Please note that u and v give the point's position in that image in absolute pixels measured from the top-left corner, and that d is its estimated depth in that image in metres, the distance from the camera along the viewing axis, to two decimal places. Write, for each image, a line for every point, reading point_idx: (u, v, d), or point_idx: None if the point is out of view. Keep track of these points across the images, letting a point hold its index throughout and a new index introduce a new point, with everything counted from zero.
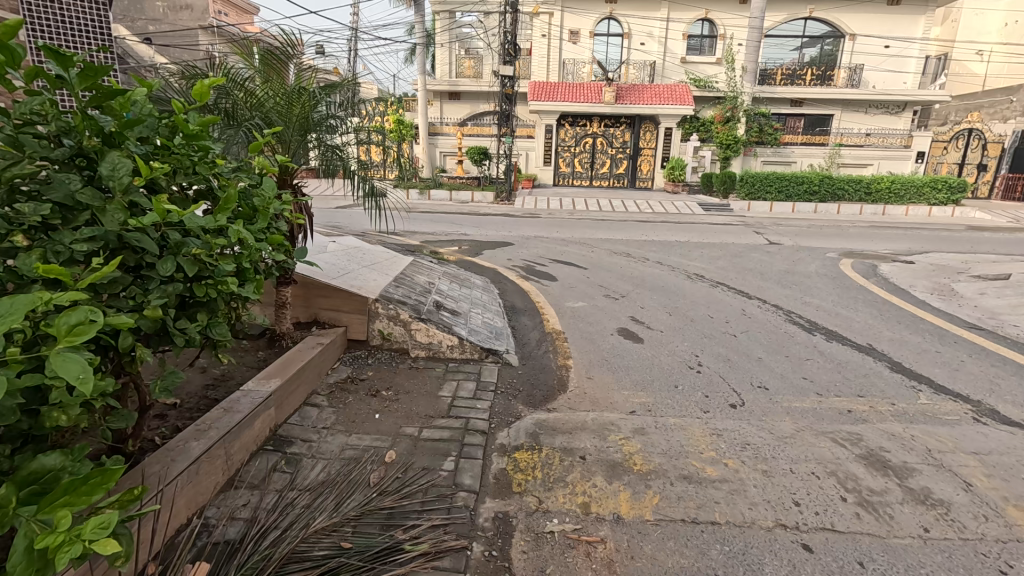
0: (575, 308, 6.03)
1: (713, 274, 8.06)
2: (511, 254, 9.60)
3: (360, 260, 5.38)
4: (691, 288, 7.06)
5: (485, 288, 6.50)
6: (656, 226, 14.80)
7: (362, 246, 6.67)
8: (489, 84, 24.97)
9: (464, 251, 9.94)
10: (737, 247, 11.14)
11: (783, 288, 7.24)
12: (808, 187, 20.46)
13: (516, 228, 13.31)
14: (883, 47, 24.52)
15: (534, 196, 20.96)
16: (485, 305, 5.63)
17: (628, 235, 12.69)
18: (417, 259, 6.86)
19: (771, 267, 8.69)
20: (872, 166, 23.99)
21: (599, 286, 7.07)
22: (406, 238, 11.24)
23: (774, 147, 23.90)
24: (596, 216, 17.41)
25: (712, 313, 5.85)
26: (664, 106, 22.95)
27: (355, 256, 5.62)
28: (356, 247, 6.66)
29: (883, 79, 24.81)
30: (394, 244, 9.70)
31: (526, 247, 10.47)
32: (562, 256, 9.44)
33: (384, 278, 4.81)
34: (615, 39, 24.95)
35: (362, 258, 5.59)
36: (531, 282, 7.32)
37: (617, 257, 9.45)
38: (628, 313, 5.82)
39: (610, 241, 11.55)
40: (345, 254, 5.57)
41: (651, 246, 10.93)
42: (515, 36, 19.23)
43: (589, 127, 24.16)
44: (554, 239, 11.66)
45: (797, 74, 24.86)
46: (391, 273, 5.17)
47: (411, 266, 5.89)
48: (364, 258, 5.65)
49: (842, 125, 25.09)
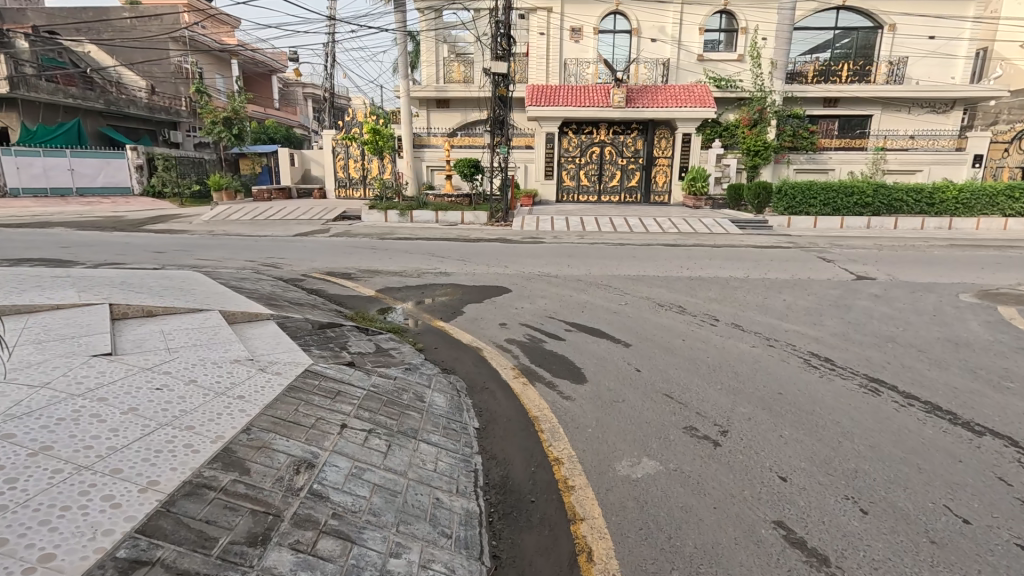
0: (638, 486, 2.78)
1: (840, 354, 4.81)
2: (505, 311, 6.38)
3: (96, 442, 2.13)
4: (835, 400, 3.81)
5: (447, 429, 3.23)
6: (693, 253, 11.74)
7: (200, 342, 3.36)
8: (478, 88, 22.23)
9: (437, 307, 6.80)
10: (827, 288, 7.91)
11: (996, 390, 4.00)
12: (859, 198, 17.28)
13: (514, 262, 10.16)
14: (928, 36, 21.56)
15: (536, 215, 17.83)
16: (431, 514, 2.35)
17: (664, 268, 9.60)
18: (314, 359, 3.58)
19: (916, 333, 5.49)
20: (921, 172, 20.92)
21: (667, 398, 3.83)
22: (360, 285, 8.07)
23: (809, 152, 20.82)
24: (613, 239, 14.29)
25: (954, 505, 2.58)
26: (682, 108, 19.97)
27: (113, 413, 2.35)
28: (186, 340, 3.40)
29: (929, 73, 21.86)
30: (333, 302, 6.54)
31: (527, 296, 7.26)
32: (582, 314, 6.23)
33: (77, 556, 1.54)
34: (622, 37, 22.23)
35: (119, 414, 2.35)
36: (538, 387, 4.08)
37: (666, 315, 6.21)
38: (765, 509, 2.55)
39: (644, 281, 8.35)
40: (85, 415, 2.30)
41: (705, 289, 7.70)
42: (509, 28, 16.25)
43: (596, 135, 21.17)
44: (566, 280, 8.48)
45: (831, 70, 21.88)
46: (160, 487, 1.88)
47: (271, 410, 2.64)
48: (136, 416, 2.35)
49: (883, 128, 22.14)
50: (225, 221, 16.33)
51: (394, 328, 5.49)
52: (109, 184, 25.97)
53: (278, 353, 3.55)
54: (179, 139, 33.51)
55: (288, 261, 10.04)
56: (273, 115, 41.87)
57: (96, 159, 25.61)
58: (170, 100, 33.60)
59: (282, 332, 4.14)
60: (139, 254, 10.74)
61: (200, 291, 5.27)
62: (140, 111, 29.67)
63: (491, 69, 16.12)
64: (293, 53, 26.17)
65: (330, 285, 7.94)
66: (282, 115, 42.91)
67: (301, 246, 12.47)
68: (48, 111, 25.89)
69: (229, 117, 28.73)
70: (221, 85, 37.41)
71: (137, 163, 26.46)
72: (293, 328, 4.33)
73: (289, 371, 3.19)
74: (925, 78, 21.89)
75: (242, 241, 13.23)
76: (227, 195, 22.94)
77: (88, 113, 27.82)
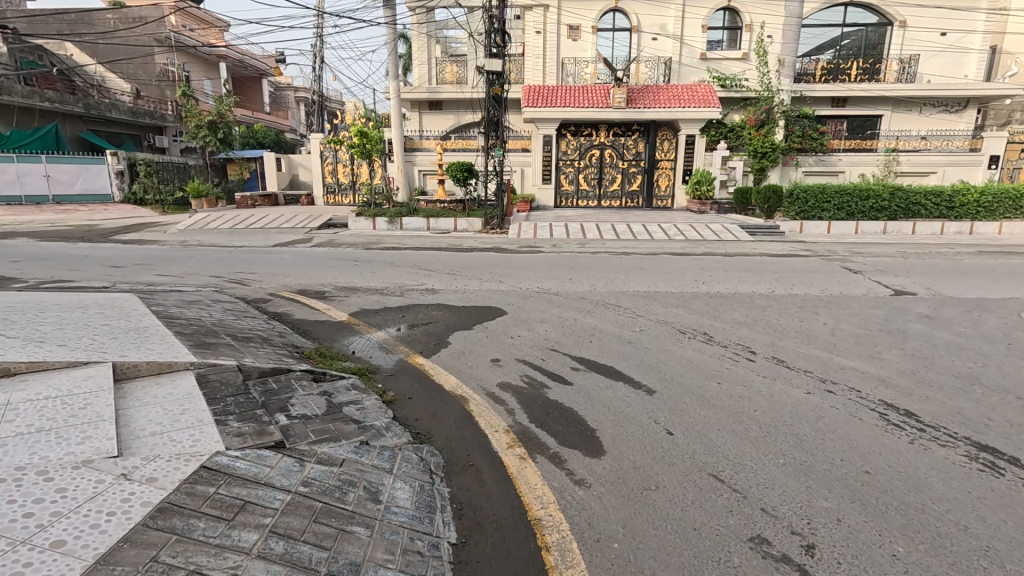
0: None
1: (926, 407, 3.74)
2: (496, 342, 5.35)
3: None
4: (945, 484, 2.80)
5: (407, 554, 2.18)
6: (705, 264, 10.77)
7: (46, 434, 2.33)
8: (472, 89, 21.35)
9: (416, 335, 5.73)
10: (869, 308, 6.88)
11: None
12: (875, 203, 16.35)
13: (509, 276, 9.15)
14: (939, 33, 20.71)
15: (533, 221, 16.82)
16: None
17: (677, 283, 8.61)
18: (221, 443, 2.53)
19: (1005, 373, 4.44)
20: (934, 174, 20.08)
21: (714, 483, 2.83)
22: (332, 307, 7.03)
23: (818, 154, 19.97)
24: (616, 248, 13.31)
25: None
26: (685, 108, 19.06)
27: None
28: (28, 423, 2.37)
29: (942, 70, 20.98)
30: (294, 333, 5.50)
31: (524, 321, 6.22)
32: (590, 346, 5.20)
33: None
34: (621, 34, 21.33)
35: None
36: (539, 464, 3.04)
37: (688, 347, 5.19)
38: None
39: (657, 300, 7.33)
40: None
41: (729, 310, 6.68)
42: (503, 23, 15.25)
43: (595, 137, 20.24)
44: (569, 298, 7.46)
45: (839, 68, 21.03)
46: None
47: None
48: None
49: (893, 128, 21.27)
50: (201, 231, 15.29)
51: (362, 371, 4.47)
52: (88, 191, 24.88)
53: (171, 439, 2.49)
54: (164, 144, 32.47)
55: (257, 278, 8.98)
56: (261, 119, 40.96)
57: (73, 164, 24.53)
58: (156, 104, 32.60)
59: (197, 390, 3.11)
60: (95, 269, 9.71)
61: (116, 325, 4.24)
62: (122, 115, 28.64)
63: (484, 66, 15.08)
64: (280, 53, 25.23)
65: (297, 308, 6.89)
66: (272, 119, 41.97)
67: (277, 258, 11.42)
68: (23, 115, 24.81)
69: (214, 120, 27.73)
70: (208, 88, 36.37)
71: (117, 169, 25.36)
72: (216, 382, 3.30)
73: (168, 475, 2.14)
74: (937, 76, 21.01)
75: (215, 252, 12.21)
76: (208, 202, 21.87)
77: (67, 116, 26.75)
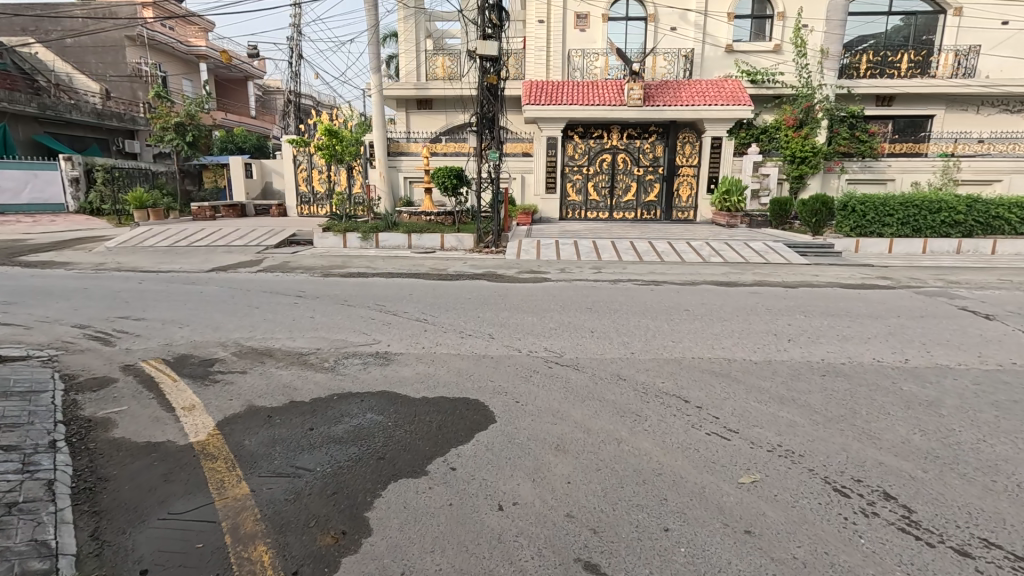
0: None
1: None
2: (464, 539, 2.51)
3: None
4: None
5: None
6: (770, 303, 7.92)
7: None
8: (465, 86, 18.74)
9: (305, 500, 2.83)
10: None
11: None
12: (948, 216, 13.54)
13: (504, 328, 6.28)
14: (1000, 22, 18.12)
15: (535, 238, 14.08)
16: None
17: (752, 345, 5.71)
18: None
19: None
20: (999, 183, 17.30)
21: None
22: (199, 403, 4.13)
23: (864, 159, 17.25)
24: (641, 274, 10.52)
25: None
26: (712, 107, 16.31)
27: None
28: None
29: (1004, 65, 18.29)
30: (52, 509, 2.64)
31: (526, 450, 3.33)
32: (669, 561, 2.34)
33: None
34: (635, 24, 18.79)
35: None
36: None
37: (888, 560, 2.35)
38: None
39: (743, 386, 4.43)
40: None
41: (885, 418, 3.79)
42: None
43: (606, 140, 17.52)
44: (597, 379, 4.59)
45: (887, 61, 18.31)
46: None
47: None
48: None
49: (947, 130, 18.58)
50: (131, 253, 12.50)
51: None
52: (37, 201, 22.17)
53: None
54: (134, 149, 29.81)
55: (134, 333, 6.11)
56: (246, 123, 38.46)
57: (20, 171, 21.81)
58: (126, 106, 29.88)
59: None
60: None
61: None
62: (84, 117, 25.95)
63: (477, 49, 12.38)
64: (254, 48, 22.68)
65: (135, 409, 3.99)
66: (257, 123, 39.42)
67: (197, 290, 8.62)
68: None
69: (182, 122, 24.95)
70: (185, 89, 33.90)
71: (72, 176, 22.65)
72: None
73: None
74: (998, 69, 18.31)
75: (124, 281, 9.40)
76: (156, 212, 19.14)
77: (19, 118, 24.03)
